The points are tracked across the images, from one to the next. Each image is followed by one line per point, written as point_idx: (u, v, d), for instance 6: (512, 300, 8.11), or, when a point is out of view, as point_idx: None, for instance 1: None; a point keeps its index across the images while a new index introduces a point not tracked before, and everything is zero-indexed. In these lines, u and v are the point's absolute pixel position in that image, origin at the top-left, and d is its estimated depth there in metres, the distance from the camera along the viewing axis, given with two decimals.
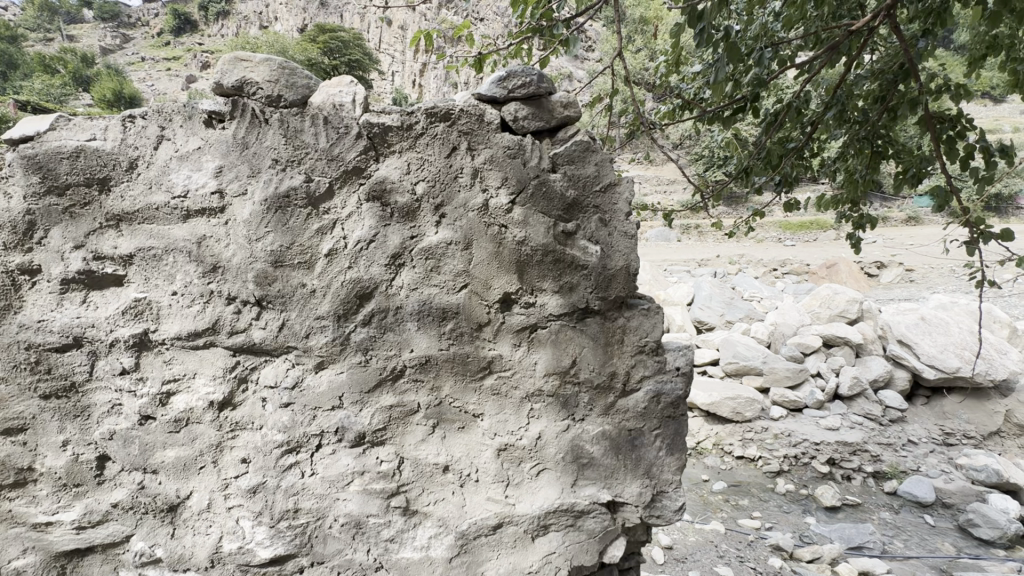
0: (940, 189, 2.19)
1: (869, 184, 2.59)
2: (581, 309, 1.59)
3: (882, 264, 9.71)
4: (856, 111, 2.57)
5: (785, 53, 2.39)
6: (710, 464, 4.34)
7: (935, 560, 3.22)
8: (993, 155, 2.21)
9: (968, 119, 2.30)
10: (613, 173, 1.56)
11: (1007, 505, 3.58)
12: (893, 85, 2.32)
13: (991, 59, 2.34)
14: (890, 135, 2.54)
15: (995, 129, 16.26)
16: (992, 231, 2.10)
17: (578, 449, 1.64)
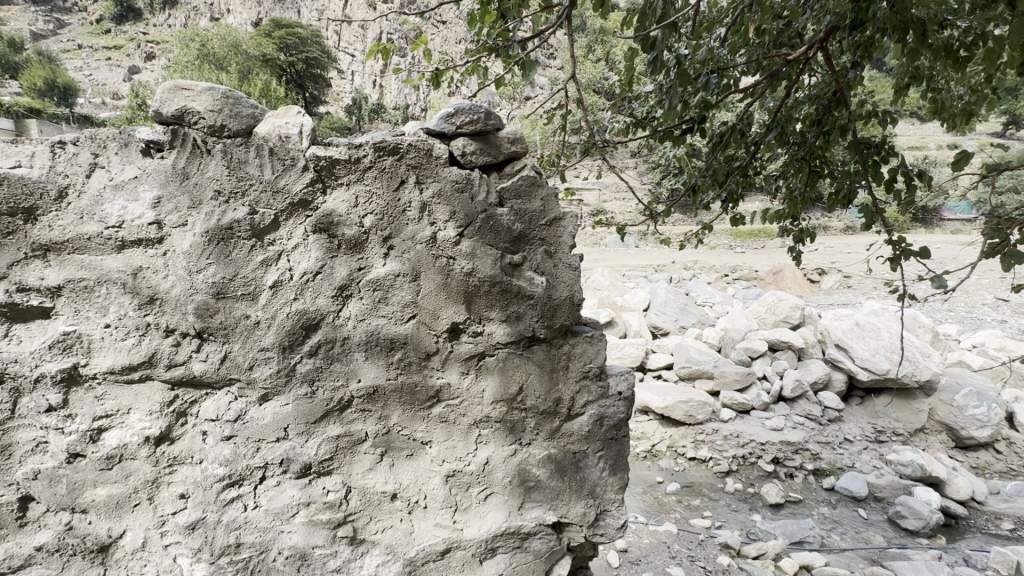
0: (867, 205, 2.31)
1: (807, 202, 2.75)
2: (528, 337, 1.65)
3: (822, 271, 10.34)
4: (795, 134, 2.72)
5: (730, 75, 2.51)
6: (664, 466, 4.51)
7: (866, 551, 3.46)
8: (913, 177, 2.36)
9: (892, 145, 2.48)
10: (559, 207, 1.62)
11: (930, 497, 3.86)
12: (827, 111, 2.47)
13: (913, 89, 2.53)
14: (825, 156, 2.70)
15: (921, 146, 17.65)
16: (911, 246, 2.19)
17: (524, 472, 1.69)
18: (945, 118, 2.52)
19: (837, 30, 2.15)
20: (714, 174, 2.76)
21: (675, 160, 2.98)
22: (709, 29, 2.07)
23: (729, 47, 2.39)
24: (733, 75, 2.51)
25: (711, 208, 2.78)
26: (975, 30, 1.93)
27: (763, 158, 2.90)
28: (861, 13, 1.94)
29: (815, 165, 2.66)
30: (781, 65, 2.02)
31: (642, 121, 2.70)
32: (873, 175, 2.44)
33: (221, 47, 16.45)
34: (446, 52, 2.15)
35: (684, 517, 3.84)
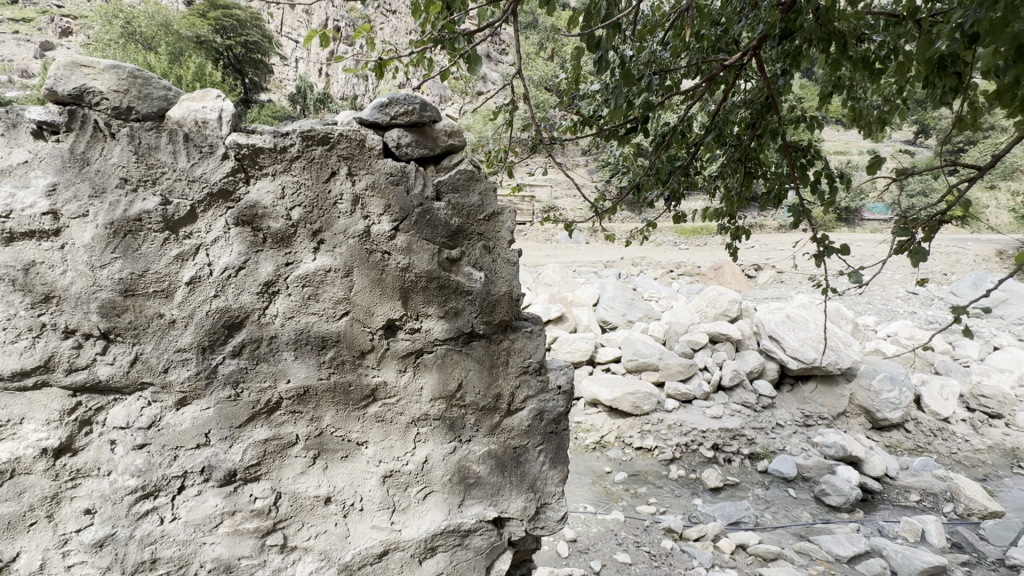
0: (795, 206, 2.44)
1: (743, 201, 2.88)
2: (466, 333, 1.63)
3: (758, 267, 10.97)
4: (732, 135, 2.83)
5: (672, 77, 2.59)
6: (612, 456, 4.64)
7: (795, 527, 3.70)
8: (835, 179, 2.51)
9: (816, 148, 2.64)
10: (497, 202, 1.62)
11: (850, 475, 4.19)
12: (760, 115, 2.58)
13: (836, 96, 2.69)
14: (758, 158, 2.84)
15: (845, 151, 19.08)
16: (833, 244, 2.32)
17: (464, 469, 1.67)
18: (863, 126, 2.68)
19: (769, 38, 2.27)
20: (657, 173, 2.84)
21: (620, 158, 3.05)
22: (651, 30, 2.11)
23: (671, 50, 2.47)
24: (676, 77, 2.57)
25: (654, 205, 2.86)
26: (888, 45, 2.10)
27: (702, 159, 3.02)
28: (789, 23, 2.06)
29: (750, 166, 2.78)
30: (720, 69, 2.11)
31: (588, 119, 2.72)
32: (800, 177, 2.59)
33: (149, 26, 15.25)
34: (388, 41, 2.07)
35: (630, 505, 3.96)
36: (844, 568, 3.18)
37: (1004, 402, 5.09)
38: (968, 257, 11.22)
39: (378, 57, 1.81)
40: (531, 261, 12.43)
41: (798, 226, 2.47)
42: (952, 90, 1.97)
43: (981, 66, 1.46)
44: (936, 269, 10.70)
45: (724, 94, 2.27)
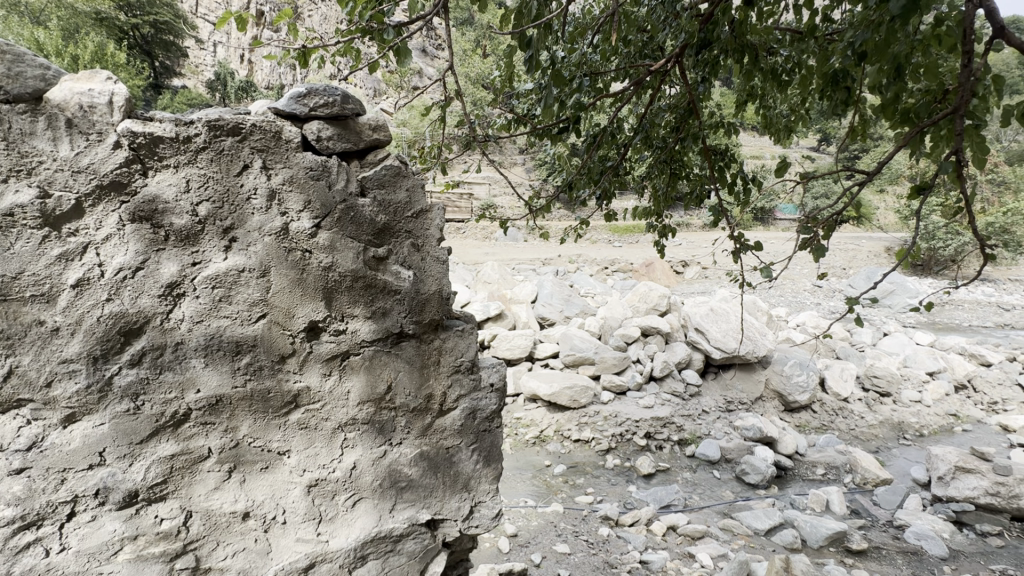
0: (715, 206, 2.59)
1: (669, 201, 3.03)
2: (395, 334, 1.59)
3: (685, 263, 11.65)
4: (659, 137, 2.95)
5: (602, 80, 2.67)
6: (552, 450, 4.74)
7: (719, 506, 3.95)
8: (749, 182, 2.70)
9: (733, 152, 2.83)
10: (425, 199, 1.59)
11: (766, 454, 4.52)
12: (683, 119, 2.70)
13: (750, 104, 2.88)
14: (683, 160, 2.97)
15: (760, 156, 20.71)
16: (748, 241, 2.49)
17: (395, 473, 1.63)
18: (774, 132, 2.90)
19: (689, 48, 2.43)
20: (589, 173, 2.91)
21: (553, 156, 3.11)
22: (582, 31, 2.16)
23: (601, 54, 2.55)
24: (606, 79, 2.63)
25: (586, 204, 2.93)
26: (793, 59, 2.28)
27: (631, 160, 3.13)
28: (708, 33, 2.19)
29: (675, 168, 2.92)
30: (646, 75, 2.20)
31: (522, 117, 2.74)
32: (718, 179, 2.76)
33: None
34: (313, 29, 1.95)
35: (569, 496, 4.06)
36: (762, 540, 3.43)
37: (891, 381, 5.74)
38: (862, 253, 12.55)
39: (302, 45, 1.69)
40: (470, 259, 12.42)
41: (717, 225, 2.63)
42: (844, 103, 2.18)
43: (869, 83, 1.63)
44: (836, 265, 11.88)
45: (650, 99, 2.37)
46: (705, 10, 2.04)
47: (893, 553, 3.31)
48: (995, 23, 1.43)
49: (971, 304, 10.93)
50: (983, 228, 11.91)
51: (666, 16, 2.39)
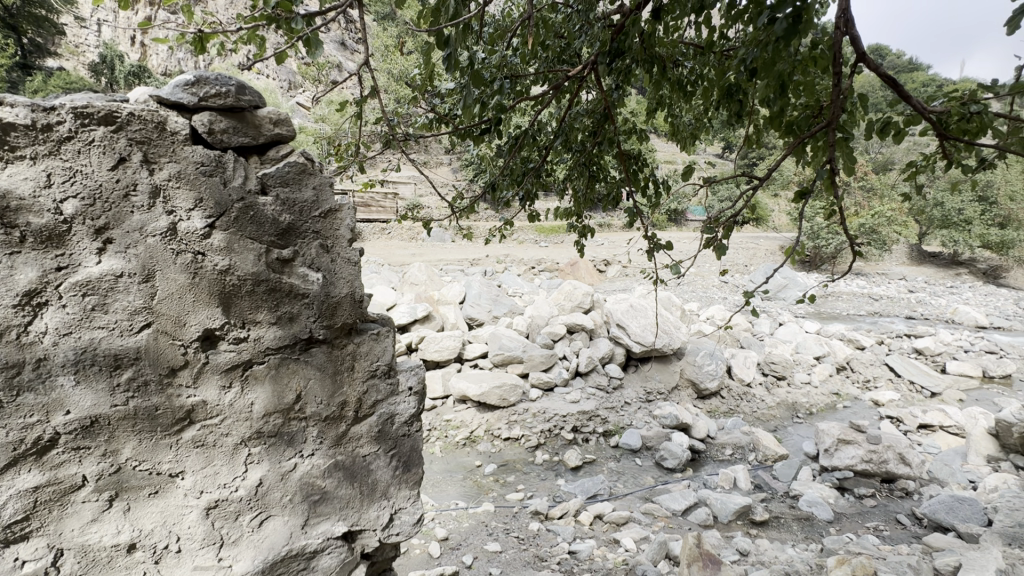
0: (631, 207, 2.71)
1: (589, 202, 3.13)
2: (304, 340, 1.51)
3: (607, 262, 12.22)
4: (577, 141, 2.97)
5: (522, 83, 2.69)
6: (482, 450, 4.74)
7: (641, 492, 4.16)
8: (660, 185, 2.87)
9: (645, 159, 2.97)
10: (334, 198, 1.53)
11: (681, 439, 4.83)
12: (600, 124, 2.77)
13: (660, 113, 3.04)
14: (600, 165, 3.06)
15: (673, 161, 22.20)
16: (660, 241, 2.64)
17: (308, 486, 1.55)
18: (681, 139, 3.08)
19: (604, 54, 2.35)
20: (511, 173, 2.93)
21: (476, 157, 3.10)
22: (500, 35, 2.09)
23: (520, 57, 2.58)
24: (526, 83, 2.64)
25: (510, 205, 2.95)
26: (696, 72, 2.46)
27: (552, 162, 3.19)
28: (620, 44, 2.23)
29: (593, 171, 3.01)
30: (564, 79, 2.26)
31: (444, 117, 2.70)
32: (633, 182, 2.90)
33: None
34: (211, 12, 1.79)
35: (500, 494, 4.09)
36: (679, 520, 3.66)
37: (786, 365, 6.38)
38: (760, 251, 13.88)
39: (198, 28, 1.52)
40: (396, 260, 12.17)
41: (633, 225, 2.76)
42: (738, 115, 2.37)
43: (759, 96, 1.79)
44: (738, 262, 13.05)
45: (569, 104, 2.44)
46: (618, 21, 2.14)
47: (789, 520, 3.67)
48: (857, 49, 1.62)
49: (848, 295, 12.44)
50: (856, 228, 13.62)
51: (582, 24, 2.47)
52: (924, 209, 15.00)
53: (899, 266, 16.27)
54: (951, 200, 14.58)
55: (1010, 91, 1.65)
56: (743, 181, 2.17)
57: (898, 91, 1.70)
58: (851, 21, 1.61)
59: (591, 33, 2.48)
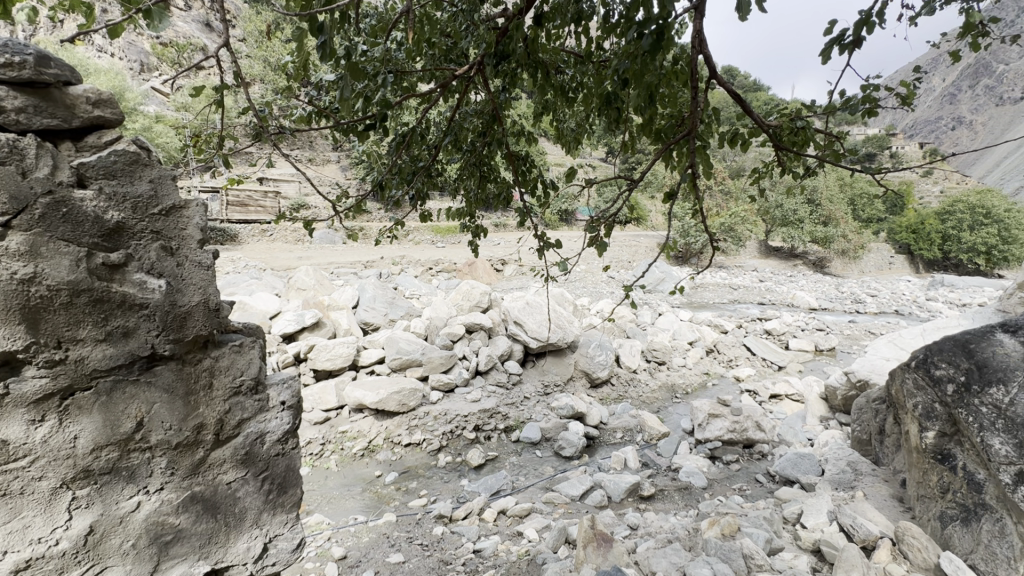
0: (522, 207, 2.73)
1: (480, 202, 3.12)
2: (145, 357, 1.34)
3: (503, 261, 12.50)
4: (466, 141, 2.88)
5: (407, 80, 2.53)
6: (382, 459, 4.55)
7: (541, 482, 4.27)
8: (547, 185, 2.88)
9: (534, 163, 2.97)
10: (176, 195, 1.41)
11: (577, 427, 5.06)
12: (488, 126, 2.72)
13: (547, 117, 3.10)
14: (490, 165, 2.99)
15: (562, 165, 23.40)
16: (550, 240, 2.67)
17: (158, 526, 1.36)
18: (565, 143, 3.19)
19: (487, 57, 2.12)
20: (399, 172, 2.75)
21: (362, 155, 2.89)
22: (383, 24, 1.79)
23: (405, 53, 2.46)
24: (413, 80, 2.50)
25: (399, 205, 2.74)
26: (577, 80, 2.59)
27: (442, 161, 3.05)
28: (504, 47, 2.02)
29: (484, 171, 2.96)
30: (450, 78, 2.16)
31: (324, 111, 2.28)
32: (523, 182, 2.90)
33: None
34: None
35: (402, 503, 3.94)
36: (578, 505, 3.82)
37: (665, 351, 7.03)
38: (641, 248, 15.18)
39: None
40: (281, 264, 11.28)
41: (524, 225, 2.76)
42: (615, 121, 2.34)
43: (632, 105, 1.86)
44: (621, 259, 14.15)
45: (456, 104, 2.36)
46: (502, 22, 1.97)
47: (672, 492, 4.02)
48: (711, 69, 1.79)
49: (713, 286, 14.07)
50: (717, 227, 15.49)
51: (466, 23, 2.42)
52: (769, 210, 17.49)
53: (751, 259, 18.80)
54: (788, 202, 17.17)
55: (824, 111, 1.96)
56: (619, 182, 2.31)
57: (744, 108, 1.92)
58: (705, 43, 1.76)
59: (476, 33, 2.46)
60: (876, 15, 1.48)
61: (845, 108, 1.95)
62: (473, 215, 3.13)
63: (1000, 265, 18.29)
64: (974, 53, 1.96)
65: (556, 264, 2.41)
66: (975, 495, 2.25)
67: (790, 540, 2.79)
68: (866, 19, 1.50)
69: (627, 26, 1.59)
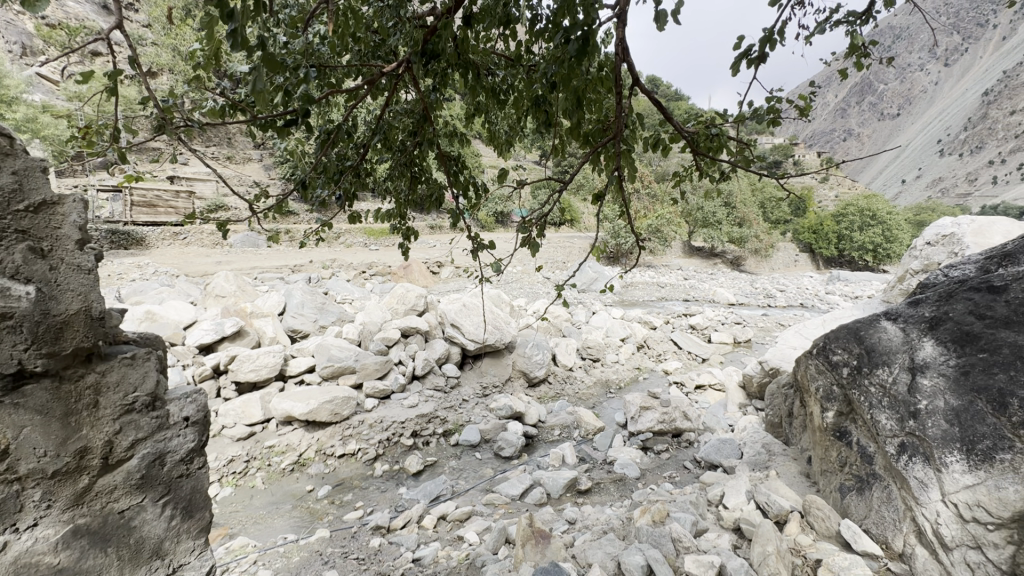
0: (454, 208, 2.61)
1: (411, 203, 2.94)
2: (11, 375, 1.19)
3: (440, 264, 12.35)
4: (396, 141, 2.75)
5: (332, 76, 2.39)
6: (313, 473, 4.31)
7: (482, 484, 4.23)
8: (481, 186, 2.73)
9: (467, 165, 2.87)
10: (47, 190, 1.28)
11: (516, 427, 5.08)
12: (420, 125, 2.56)
13: (479, 118, 3.03)
14: (422, 165, 2.86)
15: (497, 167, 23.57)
16: (484, 241, 2.54)
17: (32, 568, 1.20)
18: (498, 145, 3.15)
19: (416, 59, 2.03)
20: (324, 170, 2.53)
21: (283, 153, 2.46)
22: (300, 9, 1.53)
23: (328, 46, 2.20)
24: (337, 77, 2.35)
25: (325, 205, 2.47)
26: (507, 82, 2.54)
27: (371, 160, 2.82)
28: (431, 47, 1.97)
29: (415, 172, 2.82)
30: (378, 75, 2.03)
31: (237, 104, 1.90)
32: (454, 181, 2.74)
33: None
34: None
35: (336, 517, 3.75)
36: (518, 504, 3.82)
37: (599, 348, 7.26)
38: (575, 249, 15.60)
39: None
40: (197, 270, 10.43)
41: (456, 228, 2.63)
42: (545, 125, 2.34)
43: (561, 109, 1.91)
44: (556, 260, 14.49)
45: (385, 103, 2.23)
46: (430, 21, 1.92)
47: (608, 484, 4.14)
48: (633, 75, 1.86)
49: (643, 285, 14.75)
50: (645, 229, 16.27)
51: (394, 19, 2.31)
52: (691, 212, 18.62)
53: (677, 258, 19.90)
54: (708, 204, 18.37)
55: (736, 120, 2.09)
56: (555, 185, 2.29)
57: (665, 114, 2.01)
58: (628, 51, 1.84)
59: (403, 31, 2.25)
60: (776, 34, 1.67)
61: (753, 117, 2.10)
62: (405, 216, 2.94)
63: (884, 261, 20.65)
64: (859, 73, 2.17)
65: (490, 266, 2.36)
66: (868, 467, 2.49)
67: (714, 521, 2.96)
68: (769, 36, 1.67)
69: (555, 28, 1.58)
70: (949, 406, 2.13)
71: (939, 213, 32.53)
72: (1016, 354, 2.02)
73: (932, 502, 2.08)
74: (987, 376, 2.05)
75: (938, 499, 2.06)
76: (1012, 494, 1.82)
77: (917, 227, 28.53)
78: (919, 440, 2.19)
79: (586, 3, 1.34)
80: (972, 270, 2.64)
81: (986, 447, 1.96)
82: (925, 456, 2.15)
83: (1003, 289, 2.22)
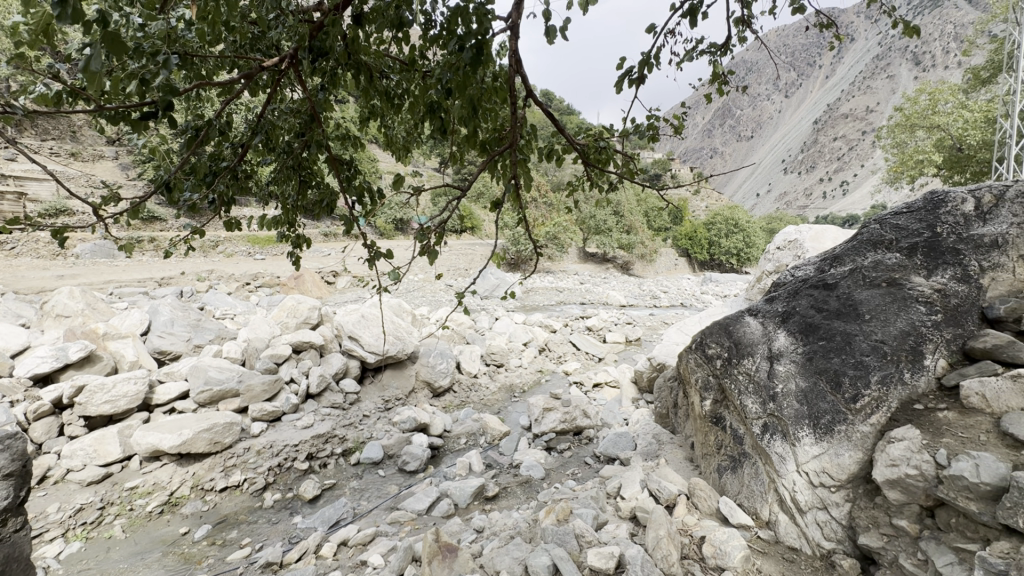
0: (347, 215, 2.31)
1: (301, 210, 2.60)
2: None
3: (335, 273, 11.68)
4: (279, 142, 2.48)
5: (201, 69, 2.11)
6: (188, 512, 3.77)
7: (386, 503, 4.01)
8: (379, 192, 2.50)
9: (363, 170, 2.65)
10: None
11: (422, 440, 4.91)
12: (307, 127, 2.33)
13: (375, 121, 2.84)
14: (312, 170, 2.60)
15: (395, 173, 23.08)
16: (382, 250, 2.30)
17: None
18: (395, 150, 3.00)
19: (300, 51, 1.84)
20: (193, 171, 2.20)
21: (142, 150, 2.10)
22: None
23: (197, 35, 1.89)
24: (207, 67, 2.07)
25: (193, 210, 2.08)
26: (402, 87, 2.43)
27: (250, 162, 2.52)
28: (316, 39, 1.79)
29: (304, 176, 2.53)
30: (253, 69, 1.75)
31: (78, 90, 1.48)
32: (347, 187, 2.49)
33: None
34: None
35: (217, 559, 3.30)
36: (425, 518, 3.68)
37: (503, 353, 7.35)
38: (476, 256, 15.72)
39: None
40: (31, 286, 8.75)
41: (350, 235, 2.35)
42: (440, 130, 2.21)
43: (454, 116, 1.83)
44: (458, 268, 14.47)
45: (266, 99, 1.93)
46: (316, 17, 1.78)
47: (515, 488, 4.15)
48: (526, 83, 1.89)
49: (542, 290, 15.27)
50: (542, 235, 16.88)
51: (275, 11, 2.09)
52: (584, 220, 19.74)
53: (573, 264, 20.95)
54: (599, 212, 19.64)
55: (621, 135, 2.26)
56: (452, 192, 2.07)
57: (560, 126, 2.05)
58: (521, 63, 1.87)
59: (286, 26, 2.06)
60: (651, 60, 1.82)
61: (636, 132, 2.28)
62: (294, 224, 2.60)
63: (745, 263, 23.64)
64: (722, 97, 2.42)
65: (386, 276, 2.19)
66: (739, 447, 2.78)
67: (614, 512, 3.08)
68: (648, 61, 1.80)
69: (450, 34, 1.54)
70: (799, 388, 2.47)
71: (784, 220, 38.02)
72: (845, 340, 2.42)
73: (790, 472, 2.35)
74: (825, 360, 2.44)
75: (794, 469, 2.35)
76: (848, 459, 2.17)
77: (768, 233, 33.12)
78: (778, 419, 2.49)
79: (479, 13, 1.34)
80: (810, 269, 3.09)
81: (828, 421, 2.30)
82: (783, 433, 2.44)
83: (834, 285, 2.63)
